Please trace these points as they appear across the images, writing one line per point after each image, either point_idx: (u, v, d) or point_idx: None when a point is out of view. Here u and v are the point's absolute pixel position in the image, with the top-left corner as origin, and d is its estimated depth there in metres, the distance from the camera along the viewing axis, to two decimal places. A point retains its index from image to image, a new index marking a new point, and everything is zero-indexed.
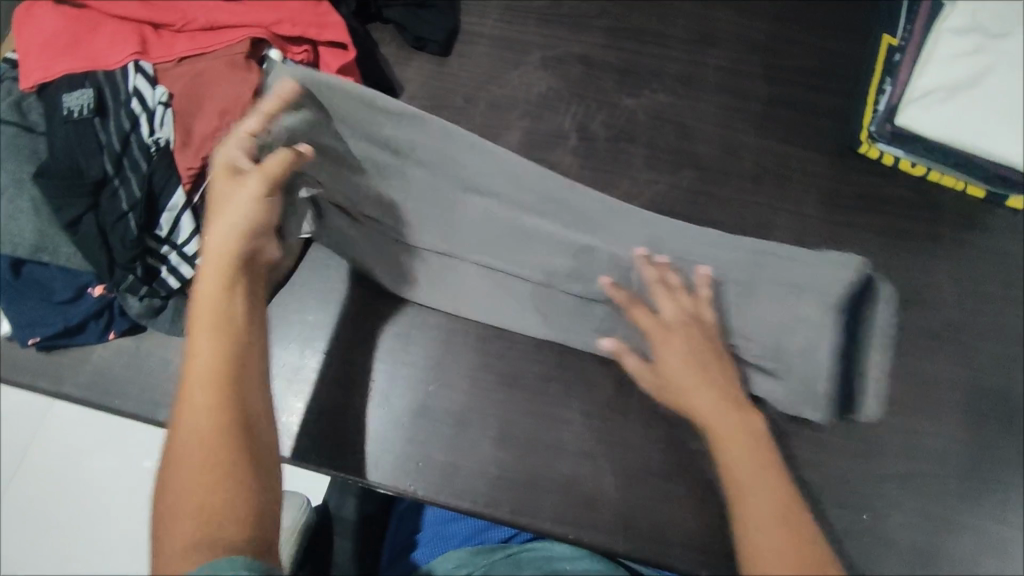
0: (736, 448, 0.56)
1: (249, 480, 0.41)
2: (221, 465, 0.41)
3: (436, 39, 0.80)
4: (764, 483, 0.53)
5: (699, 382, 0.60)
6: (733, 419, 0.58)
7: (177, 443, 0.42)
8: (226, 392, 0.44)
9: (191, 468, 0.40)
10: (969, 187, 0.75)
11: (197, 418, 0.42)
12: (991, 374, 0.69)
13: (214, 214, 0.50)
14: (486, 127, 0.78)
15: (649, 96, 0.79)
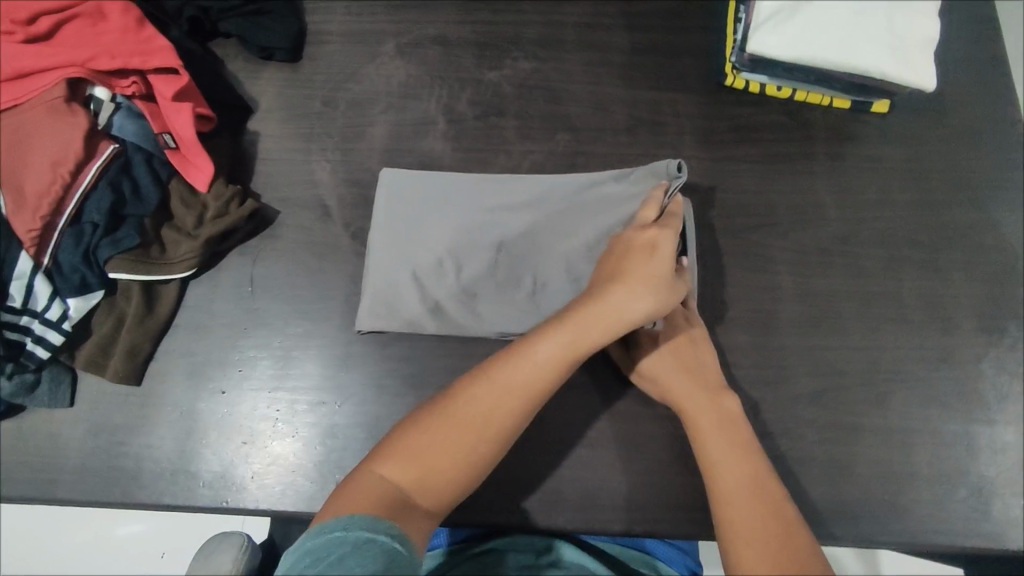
0: (714, 438, 0.58)
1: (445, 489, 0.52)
2: (461, 456, 0.53)
3: (282, 47, 0.76)
4: (735, 467, 0.56)
5: (695, 379, 0.62)
6: (710, 414, 0.59)
7: (465, 413, 0.54)
8: (517, 399, 0.55)
9: (451, 444, 0.53)
10: (834, 101, 0.75)
11: (502, 403, 0.55)
12: (881, 278, 0.71)
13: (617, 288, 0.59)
14: (351, 128, 0.76)
15: (512, 66, 0.78)
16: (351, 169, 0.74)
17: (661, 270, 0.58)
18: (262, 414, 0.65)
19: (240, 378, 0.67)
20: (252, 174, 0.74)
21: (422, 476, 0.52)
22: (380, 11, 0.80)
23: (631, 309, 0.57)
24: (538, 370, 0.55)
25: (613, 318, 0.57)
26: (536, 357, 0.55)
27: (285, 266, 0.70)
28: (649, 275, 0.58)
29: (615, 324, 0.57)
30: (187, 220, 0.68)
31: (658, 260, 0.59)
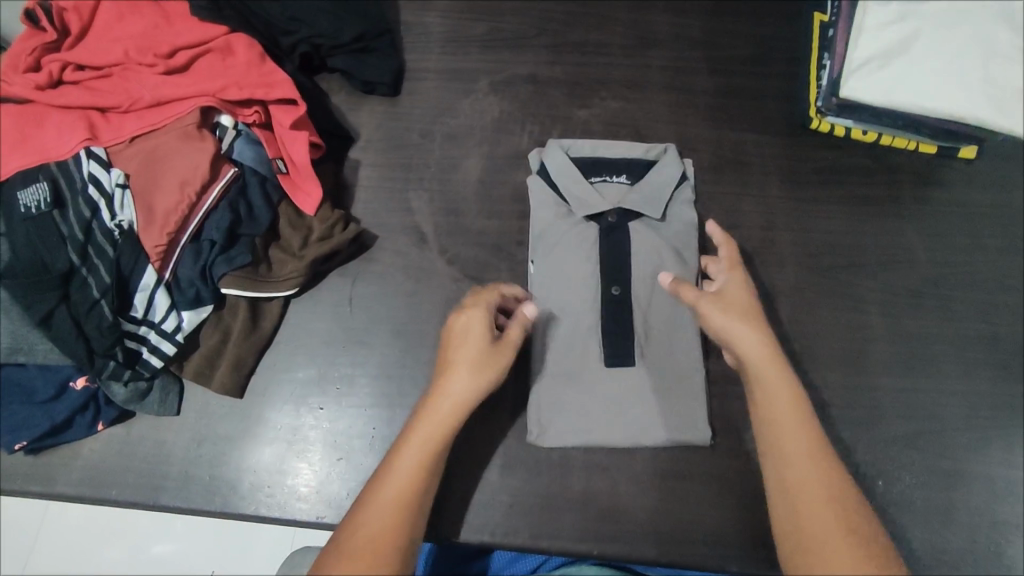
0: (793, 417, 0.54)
1: (416, 516, 0.53)
2: (421, 481, 0.54)
3: (384, 82, 0.82)
4: (808, 454, 0.53)
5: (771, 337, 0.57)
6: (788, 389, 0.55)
7: (387, 471, 0.54)
8: (456, 414, 0.57)
9: (407, 469, 0.54)
10: (920, 146, 0.77)
11: (429, 426, 0.56)
12: (975, 323, 0.70)
13: (455, 343, 0.60)
14: (447, 159, 0.79)
15: (601, 105, 0.81)
16: (446, 198, 0.77)
17: (478, 350, 0.59)
18: (357, 428, 0.67)
19: (337, 390, 0.69)
20: (352, 201, 0.77)
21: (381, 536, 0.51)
22: (475, 52, 0.86)
23: (457, 395, 0.57)
24: (431, 421, 0.56)
25: (452, 408, 0.57)
26: (461, 370, 0.58)
27: (383, 289, 0.73)
28: (468, 358, 0.58)
29: (485, 362, 0.58)
30: (293, 241, 0.72)
31: (473, 341, 0.59)
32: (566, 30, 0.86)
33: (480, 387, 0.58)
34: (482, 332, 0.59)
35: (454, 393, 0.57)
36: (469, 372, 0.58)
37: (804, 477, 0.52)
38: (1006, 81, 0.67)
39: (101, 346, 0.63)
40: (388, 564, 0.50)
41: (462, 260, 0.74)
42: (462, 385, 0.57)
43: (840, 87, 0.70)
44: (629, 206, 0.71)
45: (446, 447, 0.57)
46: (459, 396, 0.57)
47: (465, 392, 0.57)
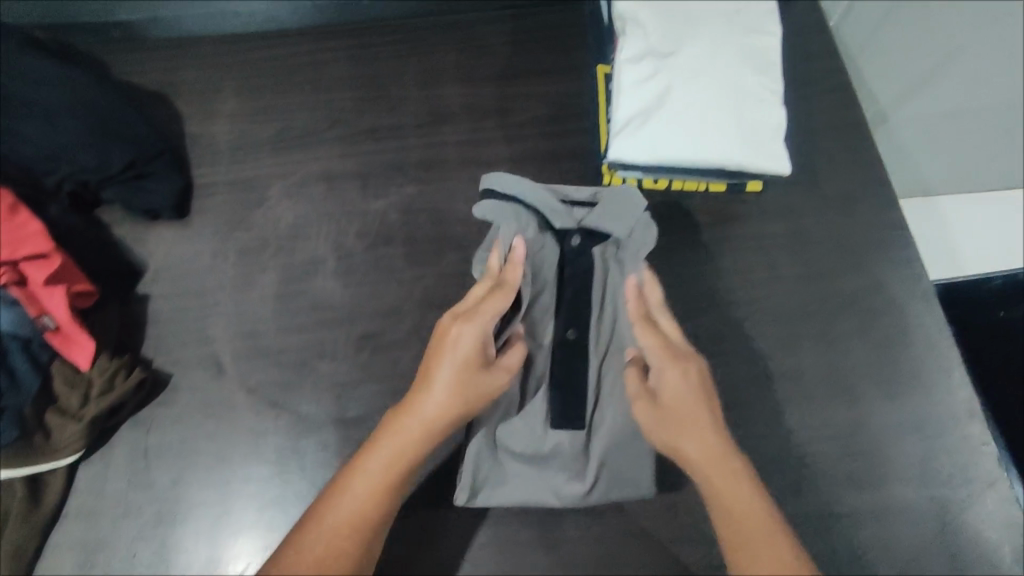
0: (728, 495, 0.56)
1: (372, 537, 0.56)
2: (387, 490, 0.57)
3: (166, 206, 0.78)
4: (780, 569, 0.52)
5: (698, 418, 0.58)
6: (723, 473, 0.57)
7: (356, 480, 0.57)
8: (428, 430, 0.58)
9: (374, 483, 0.57)
10: (710, 186, 0.78)
11: (403, 437, 0.58)
12: (779, 358, 0.71)
13: (446, 344, 0.60)
14: (241, 278, 0.76)
15: (397, 192, 0.80)
16: (243, 321, 0.73)
17: (472, 362, 0.59)
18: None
19: (128, 558, 0.64)
20: (142, 341, 0.72)
21: (340, 552, 0.54)
22: (264, 156, 0.83)
23: (432, 413, 0.58)
24: (404, 430, 0.58)
25: (423, 425, 0.58)
26: (437, 382, 0.59)
27: (179, 434, 0.68)
28: (454, 369, 0.59)
29: (472, 388, 0.59)
30: (72, 401, 0.66)
31: (465, 352, 0.59)
32: (358, 118, 0.85)
33: (461, 412, 0.58)
34: (472, 345, 0.59)
35: (433, 406, 0.58)
36: (453, 387, 0.58)
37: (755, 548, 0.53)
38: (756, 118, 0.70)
39: None
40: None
41: (262, 387, 0.70)
42: (440, 399, 0.58)
43: (611, 114, 0.71)
44: (592, 227, 0.68)
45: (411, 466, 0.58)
46: (436, 407, 0.58)
47: (442, 411, 0.58)
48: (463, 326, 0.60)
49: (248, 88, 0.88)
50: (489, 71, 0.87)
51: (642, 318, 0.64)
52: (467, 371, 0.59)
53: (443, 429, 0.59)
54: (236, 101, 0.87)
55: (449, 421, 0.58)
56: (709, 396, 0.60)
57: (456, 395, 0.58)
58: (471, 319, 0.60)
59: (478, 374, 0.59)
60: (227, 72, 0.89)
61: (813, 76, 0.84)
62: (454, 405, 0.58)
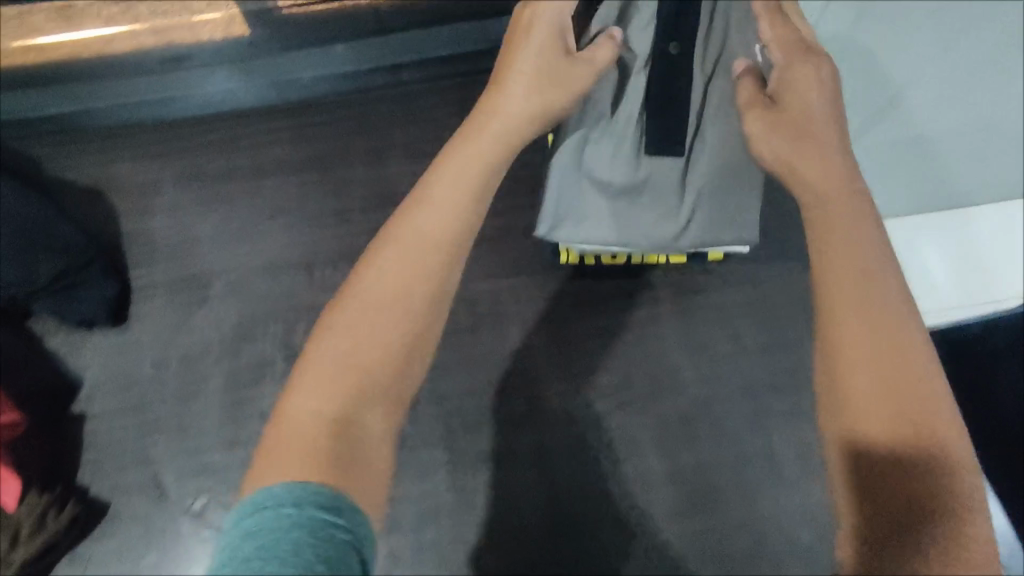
0: (852, 335, 0.43)
1: (424, 320, 0.45)
2: (442, 247, 0.47)
3: (101, 314, 0.74)
4: None
5: (847, 188, 0.49)
6: (862, 283, 0.44)
7: (383, 254, 0.46)
8: (492, 158, 0.52)
9: (418, 249, 0.46)
10: (671, 257, 0.74)
11: (446, 188, 0.49)
12: (747, 440, 0.69)
13: (508, 61, 0.56)
14: (183, 388, 0.72)
15: (346, 284, 0.77)
16: (185, 436, 0.69)
17: (546, 66, 0.56)
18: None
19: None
20: (78, 466, 0.68)
21: (355, 382, 0.42)
22: (206, 252, 0.79)
23: (514, 112, 0.55)
24: (450, 183, 0.49)
25: (508, 127, 0.54)
26: (505, 106, 0.55)
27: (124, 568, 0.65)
28: (536, 63, 0.55)
29: (518, 138, 0.55)
30: None
31: (549, 48, 0.56)
32: (304, 203, 0.82)
33: (508, 158, 0.53)
34: (554, 48, 0.56)
35: (509, 123, 0.54)
36: (533, 95, 0.55)
37: (856, 395, 0.42)
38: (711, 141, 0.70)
39: None
40: (380, 380, 0.43)
41: (209, 510, 0.67)
42: (495, 145, 0.53)
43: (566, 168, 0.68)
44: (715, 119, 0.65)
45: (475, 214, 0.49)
46: (495, 152, 0.52)
47: (528, 106, 0.55)
48: (526, 37, 0.56)
49: (188, 177, 0.84)
50: (437, 146, 0.85)
51: (759, 106, 0.55)
52: (546, 80, 0.56)
53: (513, 145, 0.54)
54: (176, 193, 0.83)
55: (492, 180, 0.51)
56: (851, 174, 0.50)
57: (512, 128, 0.54)
58: (545, 5, 0.56)
59: (562, 63, 0.56)
60: (165, 161, 0.85)
61: None
62: (503, 164, 0.53)
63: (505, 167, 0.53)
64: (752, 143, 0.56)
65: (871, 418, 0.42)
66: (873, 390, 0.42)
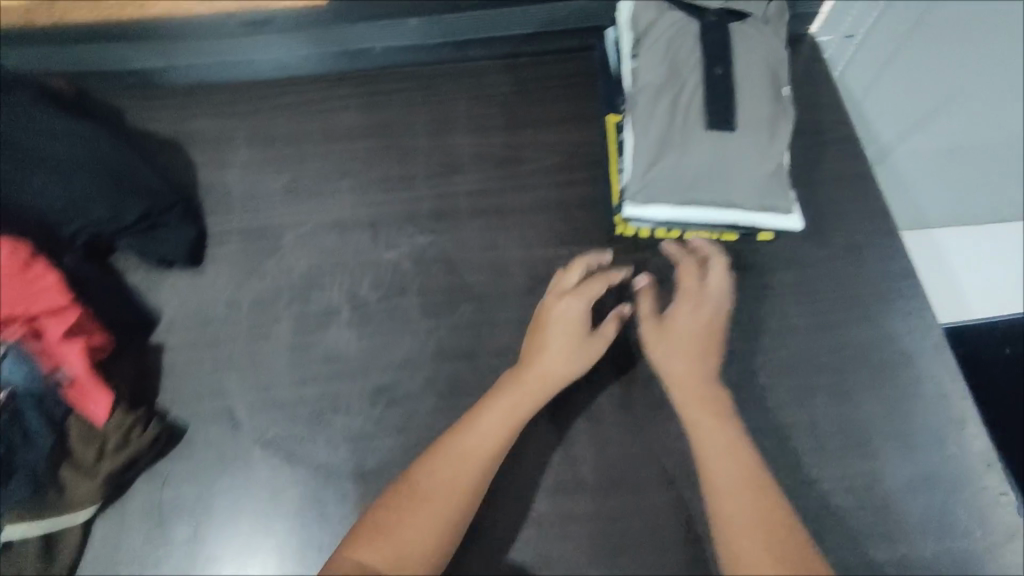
0: (727, 505, 0.60)
1: (455, 518, 0.60)
2: (481, 457, 0.63)
3: (181, 255, 0.79)
4: (741, 480, 0.61)
5: (706, 368, 0.67)
6: (727, 442, 0.63)
7: (465, 439, 0.63)
8: (530, 397, 0.66)
9: (477, 453, 0.63)
10: (723, 234, 0.78)
11: (496, 416, 0.65)
12: (793, 411, 0.71)
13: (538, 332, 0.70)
14: (255, 329, 0.76)
15: (409, 242, 0.81)
16: (256, 373, 0.74)
17: (579, 332, 0.68)
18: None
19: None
20: (157, 393, 0.73)
21: (405, 561, 0.58)
22: (277, 205, 0.84)
23: (544, 368, 0.67)
24: (500, 396, 0.66)
25: (541, 381, 0.66)
26: (540, 364, 0.67)
27: (193, 489, 0.68)
28: (565, 335, 0.68)
29: (552, 380, 0.67)
30: (87, 454, 0.66)
31: (573, 325, 0.69)
32: (371, 166, 0.86)
33: (533, 402, 0.66)
34: (580, 318, 0.69)
35: (552, 366, 0.67)
36: (572, 339, 0.68)
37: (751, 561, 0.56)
38: (768, 107, 0.72)
39: None
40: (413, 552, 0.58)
41: (277, 440, 0.70)
42: (548, 356, 0.67)
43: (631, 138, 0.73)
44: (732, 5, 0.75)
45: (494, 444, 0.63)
46: (531, 367, 0.67)
47: (556, 360, 0.67)
48: (564, 305, 0.70)
49: (260, 136, 0.89)
50: (499, 121, 0.89)
51: (649, 321, 0.70)
52: (574, 338, 0.68)
53: (548, 389, 0.66)
54: (249, 149, 0.88)
55: (551, 383, 0.66)
56: (722, 391, 0.66)
57: (547, 368, 0.67)
58: (574, 296, 0.70)
59: (585, 339, 0.69)
60: (239, 120, 0.90)
61: (815, 126, 0.86)
62: (557, 374, 0.67)
63: (546, 394, 0.66)
64: (654, 364, 0.68)
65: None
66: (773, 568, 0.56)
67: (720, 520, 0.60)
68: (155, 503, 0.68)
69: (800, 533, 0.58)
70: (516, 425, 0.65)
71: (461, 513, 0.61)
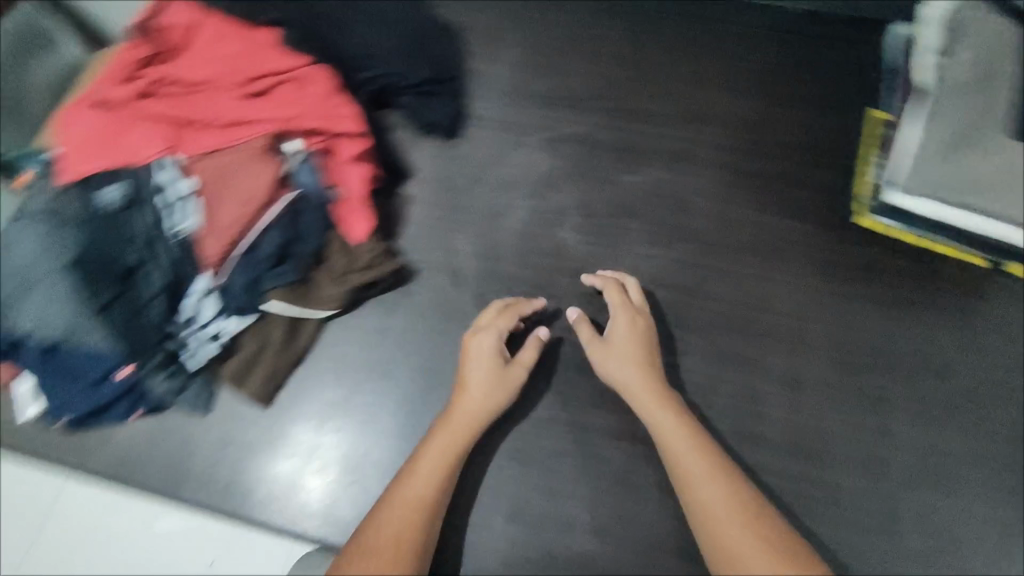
0: (708, 496, 0.59)
1: (380, 520, 0.60)
2: (448, 473, 0.64)
3: (442, 124, 0.86)
4: (698, 454, 0.62)
5: (656, 392, 0.66)
6: (688, 436, 0.63)
7: (422, 455, 0.64)
8: (462, 440, 0.65)
9: (437, 474, 0.63)
10: (967, 256, 0.76)
11: (433, 469, 0.63)
12: (1000, 446, 0.69)
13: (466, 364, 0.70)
14: (491, 207, 0.82)
15: (648, 174, 0.85)
16: (486, 245, 0.80)
17: (494, 364, 0.69)
18: (379, 465, 0.71)
19: (363, 422, 0.73)
20: (399, 236, 0.81)
21: (399, 546, 0.58)
22: (534, 108, 0.90)
23: (472, 406, 0.67)
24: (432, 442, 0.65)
25: (470, 424, 0.66)
26: (470, 394, 0.67)
27: (413, 325, 0.77)
28: (484, 370, 0.68)
29: (483, 421, 0.67)
30: (339, 264, 0.75)
31: (491, 359, 0.69)
32: (625, 97, 0.90)
33: (468, 443, 0.66)
34: (493, 354, 0.69)
35: (467, 411, 0.67)
36: (498, 387, 0.68)
37: (736, 545, 0.56)
38: None
39: (148, 342, 0.69)
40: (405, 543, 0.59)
41: None
42: (473, 403, 0.67)
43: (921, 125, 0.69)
44: None
45: (443, 470, 0.64)
46: (473, 412, 0.67)
47: (482, 400, 0.67)
48: (476, 342, 0.70)
49: (531, 42, 0.94)
50: (757, 84, 0.89)
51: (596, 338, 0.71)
52: (492, 378, 0.68)
53: (471, 430, 0.66)
54: (518, 51, 0.94)
55: (480, 422, 0.67)
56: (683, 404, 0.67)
57: (468, 407, 0.67)
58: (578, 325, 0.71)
59: (500, 373, 0.69)
60: (514, 22, 0.96)
61: None
62: (469, 416, 0.66)
63: (466, 437, 0.66)
64: (597, 369, 0.70)
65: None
66: (754, 550, 0.55)
67: (692, 504, 0.60)
68: (380, 326, 0.77)
69: (774, 520, 0.58)
70: (462, 452, 0.65)
71: (429, 524, 0.61)
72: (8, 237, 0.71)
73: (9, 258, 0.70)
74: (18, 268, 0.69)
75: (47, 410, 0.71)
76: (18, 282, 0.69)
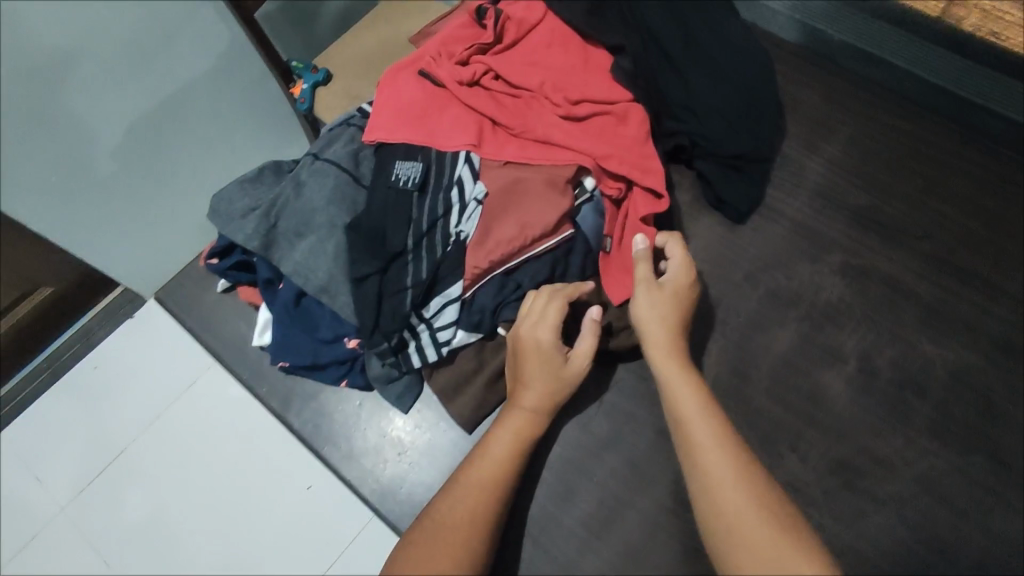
0: (720, 483, 0.55)
1: (470, 527, 0.59)
2: (508, 469, 0.62)
3: (738, 207, 0.79)
4: (718, 442, 0.57)
5: (687, 373, 0.62)
6: (694, 391, 0.61)
7: (489, 448, 0.63)
8: (528, 430, 0.64)
9: (493, 470, 0.62)
10: None
11: (486, 461, 0.62)
12: None
13: (526, 362, 0.65)
14: (759, 318, 0.75)
15: (956, 351, 0.72)
16: (740, 357, 0.73)
17: (551, 358, 0.64)
18: (560, 547, 0.67)
19: (560, 496, 0.69)
20: None
21: (465, 544, 0.58)
22: (842, 223, 0.79)
23: (537, 396, 0.64)
24: (499, 438, 0.63)
25: (540, 405, 0.64)
26: (533, 382, 0.65)
27: (635, 409, 0.72)
28: (538, 360, 0.64)
29: (546, 410, 0.65)
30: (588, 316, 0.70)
31: (543, 354, 0.64)
32: (954, 248, 0.76)
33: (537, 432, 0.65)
34: (549, 346, 0.64)
35: (532, 397, 0.64)
36: (540, 380, 0.65)
37: (730, 500, 0.54)
38: None
39: (385, 326, 0.66)
40: (471, 539, 0.58)
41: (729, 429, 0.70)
42: (537, 389, 0.65)
43: None
44: None
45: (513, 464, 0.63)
46: (535, 394, 0.64)
47: (543, 389, 0.65)
48: (532, 332, 0.64)
49: (861, 146, 0.83)
50: None
51: (649, 279, 0.66)
52: (559, 367, 0.65)
53: (536, 415, 0.65)
54: (843, 151, 0.83)
55: (536, 420, 0.65)
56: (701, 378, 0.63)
57: (530, 401, 0.64)
58: (537, 321, 0.64)
59: (549, 362, 0.64)
60: (848, 117, 0.85)
61: None
62: (532, 404, 0.64)
63: (524, 416, 0.64)
64: (634, 315, 0.66)
65: (753, 538, 0.52)
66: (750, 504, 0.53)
67: (700, 488, 0.56)
68: (601, 395, 0.72)
69: (791, 508, 0.54)
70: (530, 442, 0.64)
71: (500, 502, 0.61)
72: (302, 175, 0.72)
73: (297, 195, 0.71)
74: (302, 209, 0.70)
75: (273, 348, 0.72)
76: (297, 222, 0.70)
